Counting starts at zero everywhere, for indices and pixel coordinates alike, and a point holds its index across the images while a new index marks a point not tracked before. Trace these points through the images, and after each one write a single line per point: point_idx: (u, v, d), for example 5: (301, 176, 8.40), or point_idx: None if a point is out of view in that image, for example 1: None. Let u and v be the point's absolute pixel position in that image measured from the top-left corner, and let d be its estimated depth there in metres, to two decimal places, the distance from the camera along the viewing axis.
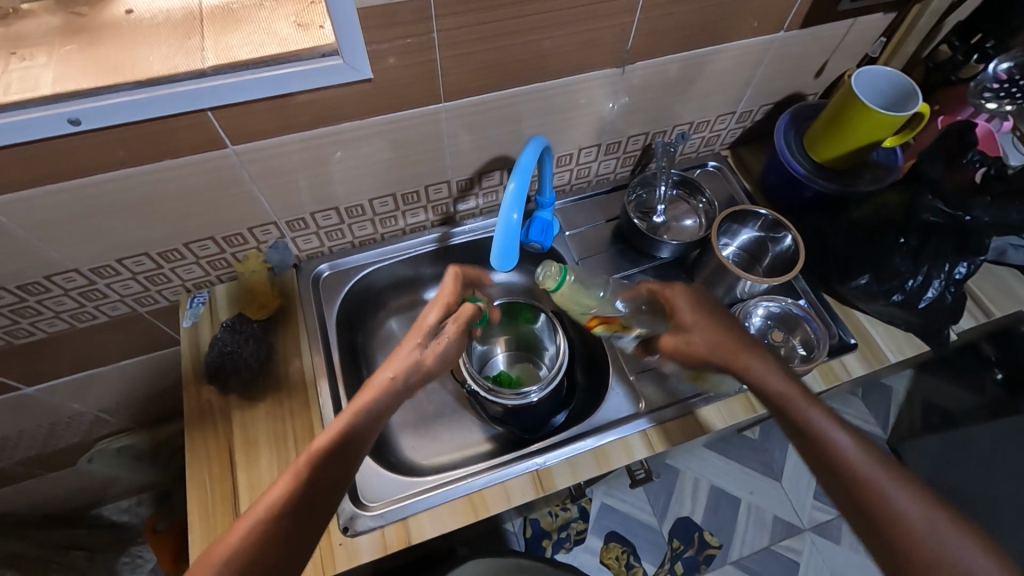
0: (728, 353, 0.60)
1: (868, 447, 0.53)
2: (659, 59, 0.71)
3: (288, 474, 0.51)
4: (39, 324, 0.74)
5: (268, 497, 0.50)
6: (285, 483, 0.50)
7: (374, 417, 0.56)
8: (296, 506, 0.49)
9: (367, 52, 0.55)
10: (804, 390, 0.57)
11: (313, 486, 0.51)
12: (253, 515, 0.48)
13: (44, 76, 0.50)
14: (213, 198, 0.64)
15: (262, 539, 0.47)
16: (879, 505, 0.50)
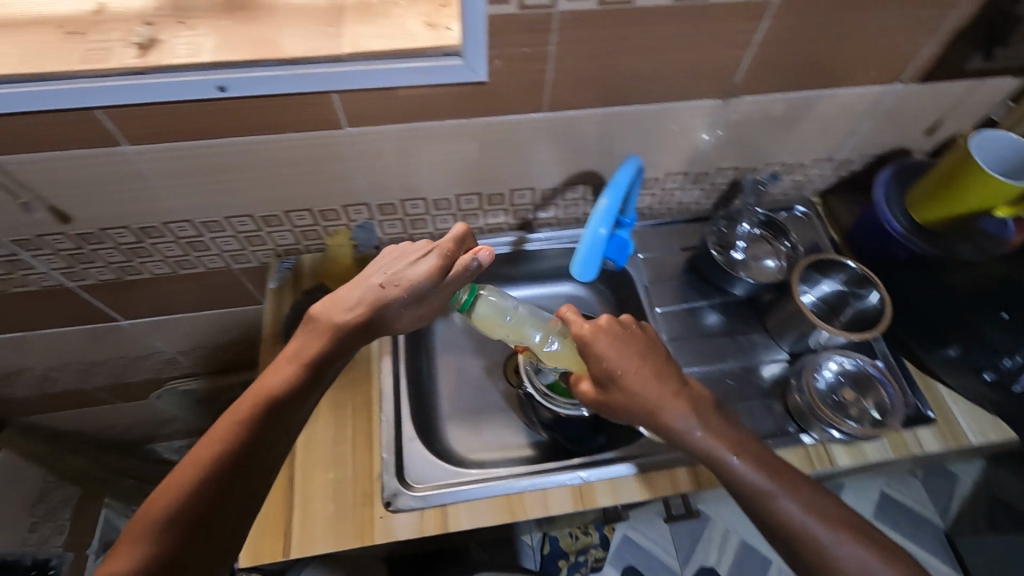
0: (653, 401, 0.58)
1: (791, 489, 0.53)
2: (765, 96, 0.71)
3: (220, 431, 0.51)
4: (148, 264, 0.81)
5: (200, 456, 0.50)
6: (211, 443, 0.51)
7: (298, 381, 0.55)
8: (221, 466, 0.50)
9: (487, 56, 0.58)
10: (721, 436, 0.57)
11: (239, 449, 0.51)
12: (179, 476, 0.49)
13: (204, 45, 0.55)
14: (320, 173, 0.69)
15: (191, 501, 0.48)
16: (832, 572, 0.50)
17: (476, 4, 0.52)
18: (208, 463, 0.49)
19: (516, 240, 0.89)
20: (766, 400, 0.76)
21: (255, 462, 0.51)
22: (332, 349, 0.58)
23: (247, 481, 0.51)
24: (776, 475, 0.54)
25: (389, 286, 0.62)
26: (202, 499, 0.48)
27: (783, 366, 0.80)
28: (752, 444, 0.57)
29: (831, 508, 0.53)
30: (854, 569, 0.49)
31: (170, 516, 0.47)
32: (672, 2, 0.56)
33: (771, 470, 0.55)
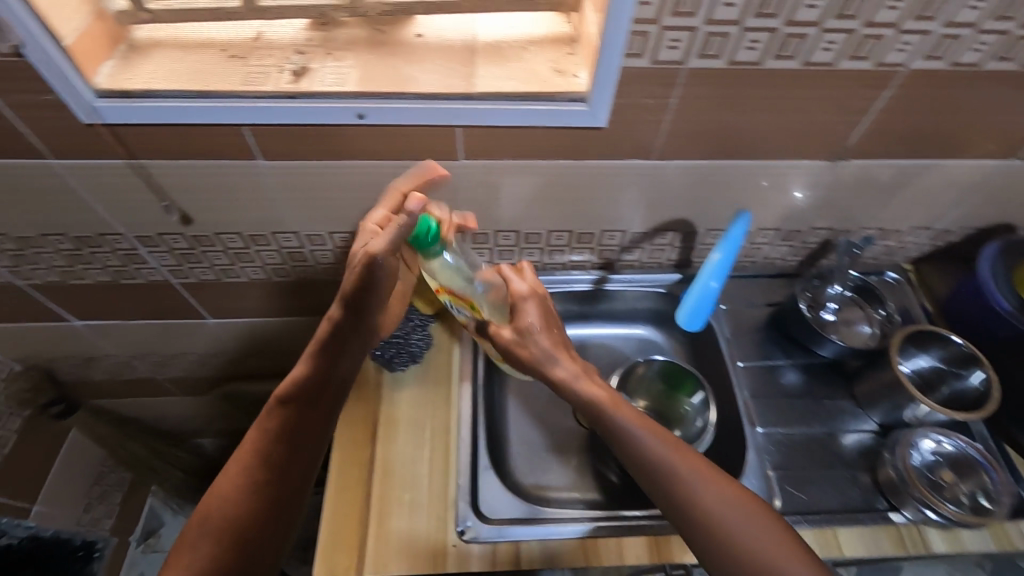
0: (569, 375, 0.63)
1: (675, 450, 0.57)
2: (876, 161, 0.71)
3: (239, 453, 0.58)
4: (246, 269, 0.86)
5: (223, 480, 0.56)
6: (233, 466, 0.57)
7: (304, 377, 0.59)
8: (246, 482, 0.56)
9: (611, 104, 0.59)
10: (612, 396, 0.62)
11: (255, 462, 0.56)
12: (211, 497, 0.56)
13: (349, 76, 0.60)
14: (427, 199, 0.72)
15: (227, 513, 0.54)
16: (722, 539, 0.52)
17: (613, 57, 0.54)
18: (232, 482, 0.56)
19: (597, 279, 0.89)
20: (853, 472, 0.73)
21: (274, 468, 0.56)
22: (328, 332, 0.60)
23: (270, 482, 0.56)
24: (682, 457, 0.56)
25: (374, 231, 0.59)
26: (230, 511, 0.55)
27: (871, 437, 0.76)
28: (650, 421, 0.60)
29: (709, 467, 0.56)
30: (743, 534, 0.52)
31: (202, 526, 0.54)
32: (801, 67, 0.57)
33: (663, 434, 0.58)
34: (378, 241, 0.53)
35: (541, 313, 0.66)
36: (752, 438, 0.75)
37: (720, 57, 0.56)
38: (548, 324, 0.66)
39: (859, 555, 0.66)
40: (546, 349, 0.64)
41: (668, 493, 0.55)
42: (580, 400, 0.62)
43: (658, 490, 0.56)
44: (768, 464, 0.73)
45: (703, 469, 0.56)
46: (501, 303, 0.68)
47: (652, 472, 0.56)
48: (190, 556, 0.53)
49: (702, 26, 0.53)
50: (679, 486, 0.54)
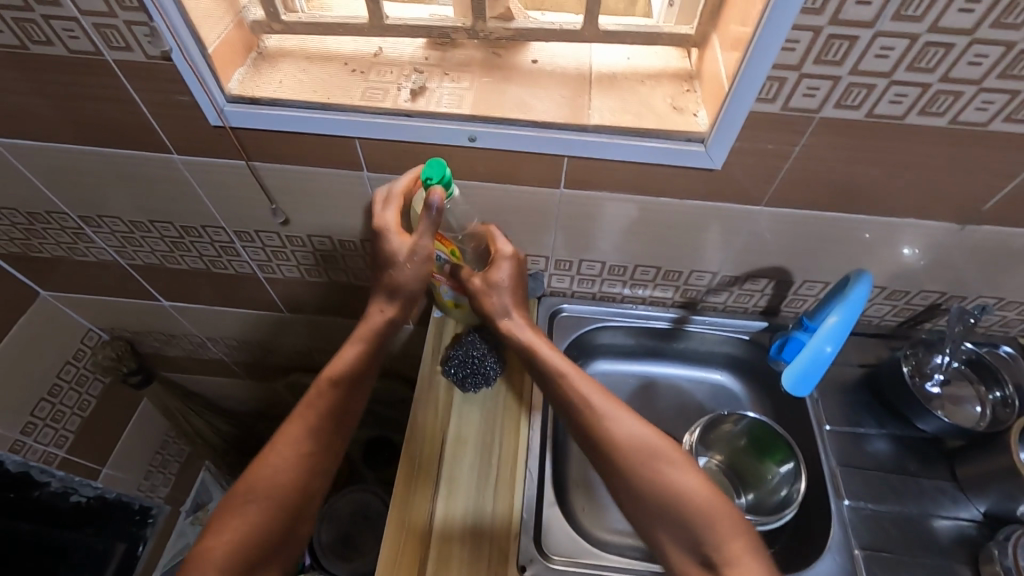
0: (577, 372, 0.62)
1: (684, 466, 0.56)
2: (1013, 228, 0.65)
3: (294, 429, 0.59)
4: (330, 271, 0.88)
5: (275, 455, 0.58)
6: (286, 441, 0.59)
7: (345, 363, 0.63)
8: (301, 458, 0.58)
9: (730, 147, 0.57)
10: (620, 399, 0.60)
11: (310, 441, 0.59)
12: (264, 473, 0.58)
13: (463, 98, 0.60)
14: (520, 222, 0.72)
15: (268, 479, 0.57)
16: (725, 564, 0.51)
17: (743, 100, 0.52)
18: (288, 460, 0.58)
19: (678, 318, 0.86)
20: (952, 564, 0.67)
21: (326, 446, 0.60)
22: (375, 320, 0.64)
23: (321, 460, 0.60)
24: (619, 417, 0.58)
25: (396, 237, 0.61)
26: (286, 487, 0.57)
27: (974, 528, 0.69)
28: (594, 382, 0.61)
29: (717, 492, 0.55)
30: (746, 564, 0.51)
31: (250, 491, 0.57)
32: (948, 125, 0.53)
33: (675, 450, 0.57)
34: (421, 237, 0.58)
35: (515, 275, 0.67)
36: (838, 512, 0.70)
37: (859, 109, 0.52)
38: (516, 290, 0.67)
39: None
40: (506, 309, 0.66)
41: (601, 451, 0.58)
42: (523, 352, 0.65)
43: (591, 445, 0.59)
44: (855, 543, 0.68)
45: (637, 427, 0.58)
46: (477, 252, 0.69)
47: (594, 433, 0.58)
48: (234, 517, 0.56)
49: (846, 75, 0.50)
50: (613, 445, 0.57)
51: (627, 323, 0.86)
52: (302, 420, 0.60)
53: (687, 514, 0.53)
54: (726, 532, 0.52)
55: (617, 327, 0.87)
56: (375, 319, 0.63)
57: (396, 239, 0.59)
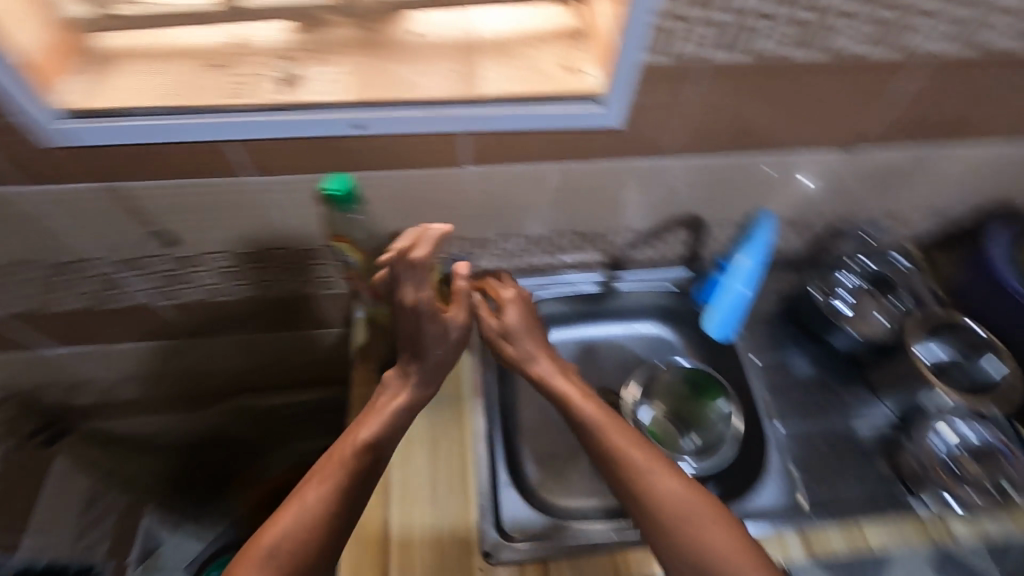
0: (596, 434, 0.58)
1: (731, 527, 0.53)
2: (892, 147, 0.69)
3: (329, 475, 0.54)
4: (236, 288, 0.81)
5: (306, 495, 0.53)
6: (316, 493, 0.53)
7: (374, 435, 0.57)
8: (327, 511, 0.52)
9: (624, 103, 0.56)
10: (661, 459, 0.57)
11: (343, 498, 0.53)
12: (289, 514, 0.52)
13: (340, 83, 0.55)
14: (429, 208, 0.68)
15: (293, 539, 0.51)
16: None
17: (631, 53, 0.51)
18: (320, 508, 0.52)
19: (605, 280, 0.87)
20: (873, 463, 0.73)
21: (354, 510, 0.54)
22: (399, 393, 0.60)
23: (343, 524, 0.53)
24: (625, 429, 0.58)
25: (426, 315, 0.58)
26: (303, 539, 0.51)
27: (887, 427, 0.76)
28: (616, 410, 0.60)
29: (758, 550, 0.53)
30: None
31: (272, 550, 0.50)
32: (822, 55, 0.55)
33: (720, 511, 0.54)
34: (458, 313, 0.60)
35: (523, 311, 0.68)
36: (772, 437, 0.75)
37: (742, 50, 0.53)
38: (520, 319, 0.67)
39: (888, 551, 0.65)
40: (532, 349, 0.66)
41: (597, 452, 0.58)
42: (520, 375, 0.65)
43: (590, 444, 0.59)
44: (789, 461, 0.73)
45: (639, 443, 0.57)
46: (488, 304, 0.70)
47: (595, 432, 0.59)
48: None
49: (726, 18, 0.50)
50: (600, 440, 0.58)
51: (557, 293, 0.86)
52: (334, 470, 0.54)
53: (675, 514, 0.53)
54: (696, 524, 0.53)
55: (548, 297, 0.86)
56: (409, 393, 0.61)
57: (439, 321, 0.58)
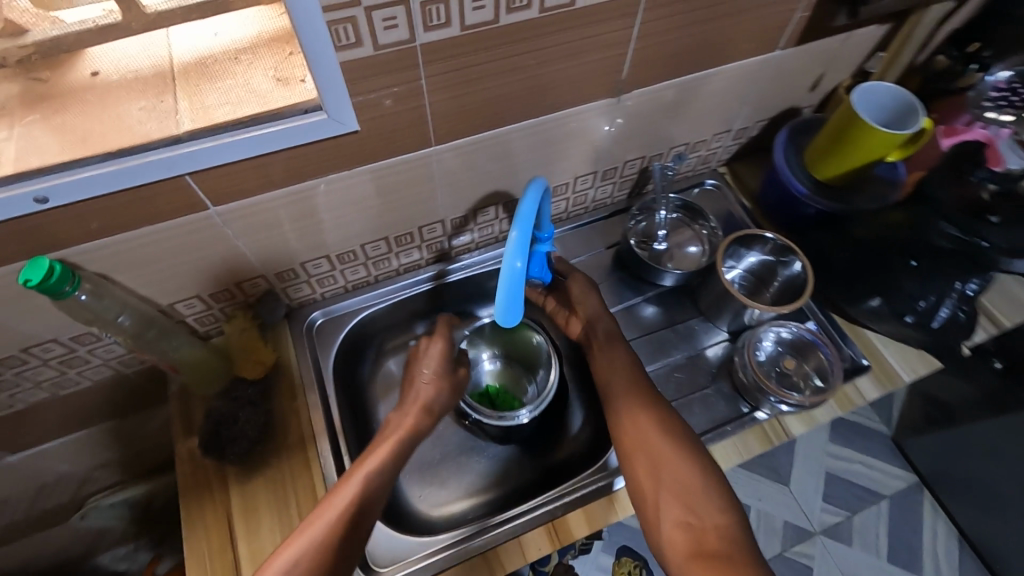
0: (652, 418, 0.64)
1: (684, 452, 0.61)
2: (656, 85, 0.69)
3: (353, 480, 0.60)
4: (19, 395, 0.71)
5: (335, 501, 0.58)
6: (332, 507, 0.57)
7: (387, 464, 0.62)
8: (353, 509, 0.57)
9: (353, 105, 0.53)
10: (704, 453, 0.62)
11: (366, 503, 0.58)
12: (310, 527, 0.56)
13: (7, 152, 0.46)
14: (200, 255, 0.62)
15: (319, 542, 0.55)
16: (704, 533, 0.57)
17: (323, 56, 0.47)
18: (348, 507, 0.57)
19: (435, 276, 0.84)
20: (716, 384, 0.76)
21: (373, 513, 0.59)
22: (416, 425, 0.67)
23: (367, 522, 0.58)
24: (667, 434, 0.62)
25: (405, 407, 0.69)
26: (337, 536, 0.55)
27: (725, 346, 0.80)
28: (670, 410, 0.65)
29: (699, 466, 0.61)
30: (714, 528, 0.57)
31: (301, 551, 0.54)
32: (540, 14, 0.53)
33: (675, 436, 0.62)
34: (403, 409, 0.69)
35: (435, 368, 0.71)
36: None
37: (450, 25, 0.50)
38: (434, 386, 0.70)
39: (734, 463, 0.70)
40: (415, 398, 0.69)
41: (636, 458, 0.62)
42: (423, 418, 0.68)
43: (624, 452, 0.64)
44: None
45: (667, 433, 0.62)
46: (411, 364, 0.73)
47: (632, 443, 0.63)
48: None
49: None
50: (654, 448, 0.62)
51: (392, 300, 0.83)
52: (357, 481, 0.60)
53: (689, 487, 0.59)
54: (672, 464, 0.60)
55: (384, 307, 0.82)
56: (393, 423, 0.67)
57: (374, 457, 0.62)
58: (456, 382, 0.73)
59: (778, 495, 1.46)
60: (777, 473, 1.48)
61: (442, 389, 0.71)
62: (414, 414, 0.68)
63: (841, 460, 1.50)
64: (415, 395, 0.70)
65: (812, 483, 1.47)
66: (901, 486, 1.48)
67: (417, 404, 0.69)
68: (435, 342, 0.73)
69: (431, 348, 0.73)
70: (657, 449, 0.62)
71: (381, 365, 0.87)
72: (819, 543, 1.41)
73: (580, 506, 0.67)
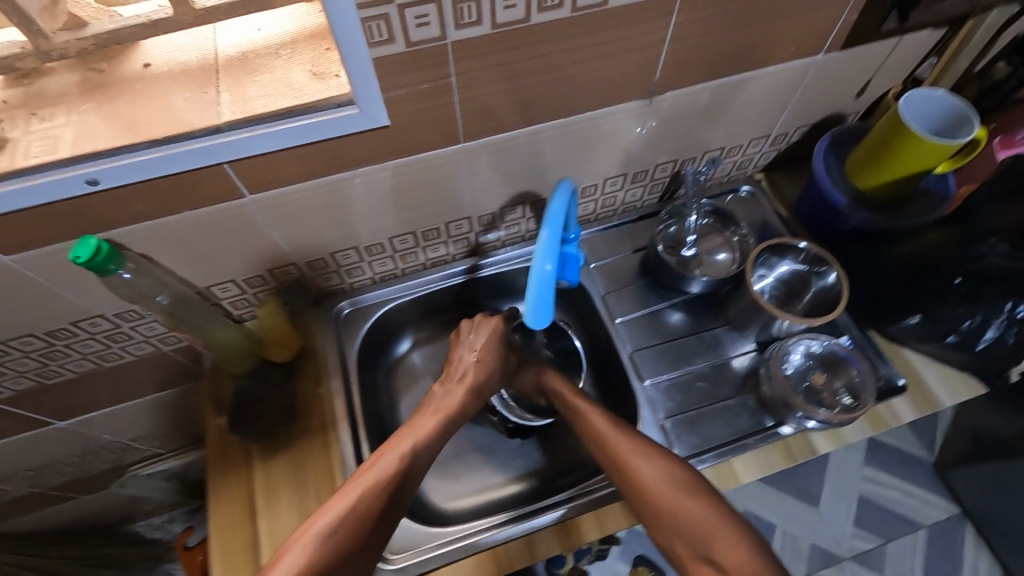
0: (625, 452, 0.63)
1: (676, 478, 0.60)
2: (691, 88, 0.68)
3: (390, 455, 0.61)
4: (67, 366, 0.75)
5: (365, 473, 0.59)
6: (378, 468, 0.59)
7: (432, 441, 0.64)
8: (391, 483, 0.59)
9: (383, 100, 0.54)
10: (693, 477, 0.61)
11: (404, 478, 0.60)
12: (344, 499, 0.57)
13: (63, 135, 0.50)
14: (234, 241, 0.65)
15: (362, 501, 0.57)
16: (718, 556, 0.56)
17: (356, 51, 0.48)
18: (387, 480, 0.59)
19: (468, 268, 0.85)
20: (741, 396, 0.74)
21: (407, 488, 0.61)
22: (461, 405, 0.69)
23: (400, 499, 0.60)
24: (675, 494, 0.59)
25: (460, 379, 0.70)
26: (371, 507, 0.57)
27: (752, 357, 0.78)
28: (679, 468, 0.61)
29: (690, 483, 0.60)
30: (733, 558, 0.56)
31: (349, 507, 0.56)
32: (572, 14, 0.53)
33: (659, 461, 0.62)
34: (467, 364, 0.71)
35: (485, 346, 0.72)
36: (642, 393, 0.75)
37: (481, 23, 0.50)
38: (483, 367, 0.71)
39: (754, 477, 0.68)
40: (464, 376, 0.70)
41: (650, 507, 0.60)
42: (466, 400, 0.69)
43: (639, 504, 0.61)
44: (661, 413, 0.73)
45: (651, 463, 0.61)
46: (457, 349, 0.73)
47: (652, 497, 0.60)
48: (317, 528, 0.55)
49: None
50: (664, 505, 0.59)
51: (418, 294, 0.84)
52: (395, 454, 0.61)
53: (700, 534, 0.58)
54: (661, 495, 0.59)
55: (410, 300, 0.84)
56: (438, 398, 0.69)
57: (430, 422, 0.65)
58: (504, 365, 0.73)
59: (807, 516, 1.40)
60: (808, 494, 1.42)
61: (489, 372, 0.71)
62: (460, 393, 0.69)
63: (877, 485, 1.44)
64: (463, 373, 0.71)
65: (844, 506, 1.41)
66: (941, 516, 1.40)
67: (464, 386, 0.70)
68: (492, 324, 0.73)
69: (485, 334, 0.73)
70: (655, 493, 0.60)
71: (404, 356, 0.89)
72: (848, 569, 1.35)
73: (590, 509, 0.67)
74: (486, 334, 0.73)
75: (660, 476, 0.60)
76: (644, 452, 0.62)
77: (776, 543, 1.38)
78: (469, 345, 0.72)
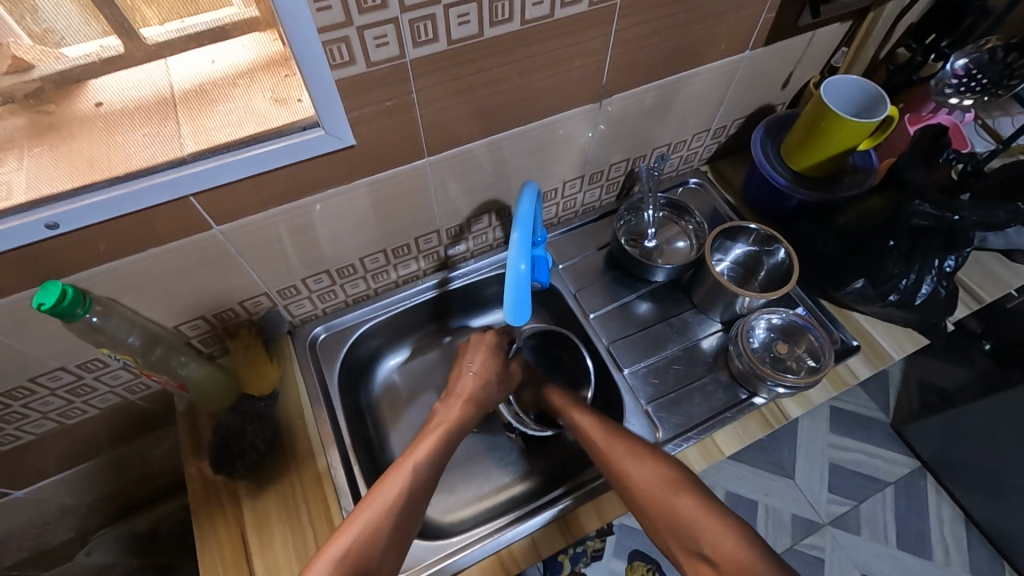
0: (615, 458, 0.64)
1: (668, 473, 0.62)
2: (634, 90, 0.72)
3: (392, 480, 0.61)
4: (26, 428, 0.71)
5: (367, 502, 0.59)
6: (375, 499, 0.59)
7: (435, 458, 0.65)
8: (395, 506, 0.59)
9: (347, 120, 0.55)
10: (676, 476, 0.62)
11: (408, 499, 0.60)
12: (348, 530, 0.57)
13: (17, 180, 0.48)
14: (204, 275, 0.64)
15: (369, 540, 0.56)
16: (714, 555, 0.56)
17: (319, 73, 0.49)
18: (387, 508, 0.58)
19: (439, 282, 0.87)
20: (714, 373, 0.78)
21: (415, 510, 0.60)
22: (466, 422, 0.70)
23: (409, 522, 0.59)
24: (668, 488, 0.60)
25: (458, 394, 0.72)
26: (373, 539, 0.56)
27: (719, 336, 0.82)
28: (671, 462, 0.63)
29: (675, 471, 0.62)
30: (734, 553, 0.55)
31: (354, 546, 0.55)
32: (522, 26, 0.56)
33: (650, 456, 0.64)
34: (467, 380, 0.73)
35: (482, 360, 0.74)
36: (623, 382, 0.78)
37: (438, 40, 0.53)
38: (480, 379, 0.73)
39: (736, 449, 0.72)
40: (463, 390, 0.72)
41: (643, 507, 0.61)
42: (465, 417, 0.70)
43: (634, 505, 0.62)
44: (643, 399, 0.76)
45: (648, 464, 0.63)
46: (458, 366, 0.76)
47: (645, 501, 0.61)
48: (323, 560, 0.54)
49: (401, 15, 0.49)
50: (657, 503, 0.60)
51: (393, 311, 0.85)
52: (397, 479, 0.61)
53: (688, 529, 0.58)
54: (658, 498, 0.60)
55: (385, 318, 0.84)
56: (440, 414, 0.70)
57: (434, 440, 0.66)
58: (506, 376, 0.75)
59: (785, 488, 1.46)
60: (783, 467, 1.49)
61: (487, 384, 0.73)
62: (459, 406, 0.70)
63: (844, 450, 1.51)
64: (462, 387, 0.73)
65: (816, 474, 1.48)
66: (904, 471, 1.49)
67: (462, 398, 0.71)
68: (486, 339, 0.77)
69: (487, 343, 0.76)
70: (649, 493, 0.61)
71: (385, 375, 0.89)
72: (829, 534, 1.41)
73: (588, 499, 0.68)
74: (489, 345, 0.76)
75: (647, 477, 0.62)
76: (645, 458, 0.63)
77: (761, 519, 1.43)
78: (466, 363, 0.75)
